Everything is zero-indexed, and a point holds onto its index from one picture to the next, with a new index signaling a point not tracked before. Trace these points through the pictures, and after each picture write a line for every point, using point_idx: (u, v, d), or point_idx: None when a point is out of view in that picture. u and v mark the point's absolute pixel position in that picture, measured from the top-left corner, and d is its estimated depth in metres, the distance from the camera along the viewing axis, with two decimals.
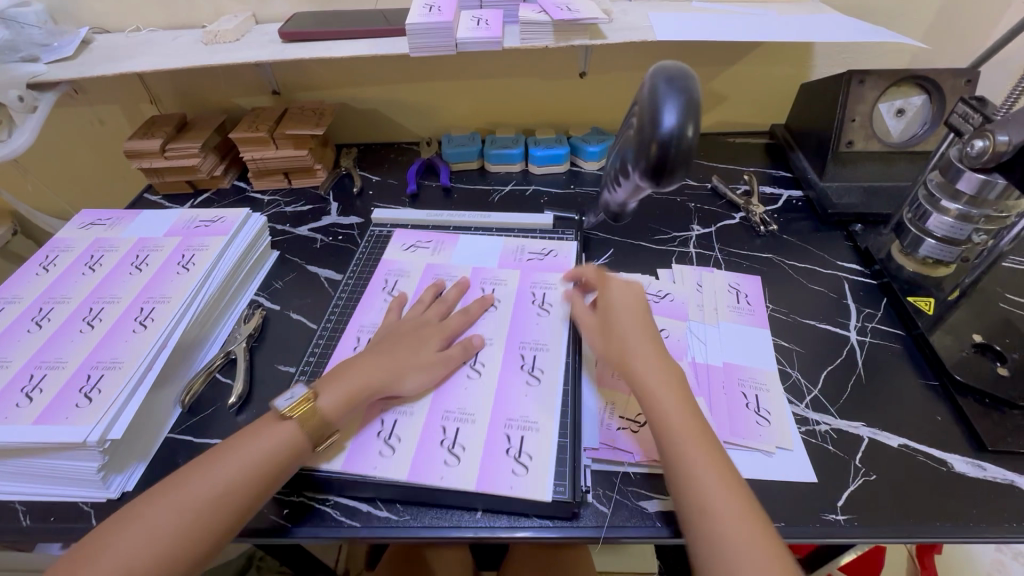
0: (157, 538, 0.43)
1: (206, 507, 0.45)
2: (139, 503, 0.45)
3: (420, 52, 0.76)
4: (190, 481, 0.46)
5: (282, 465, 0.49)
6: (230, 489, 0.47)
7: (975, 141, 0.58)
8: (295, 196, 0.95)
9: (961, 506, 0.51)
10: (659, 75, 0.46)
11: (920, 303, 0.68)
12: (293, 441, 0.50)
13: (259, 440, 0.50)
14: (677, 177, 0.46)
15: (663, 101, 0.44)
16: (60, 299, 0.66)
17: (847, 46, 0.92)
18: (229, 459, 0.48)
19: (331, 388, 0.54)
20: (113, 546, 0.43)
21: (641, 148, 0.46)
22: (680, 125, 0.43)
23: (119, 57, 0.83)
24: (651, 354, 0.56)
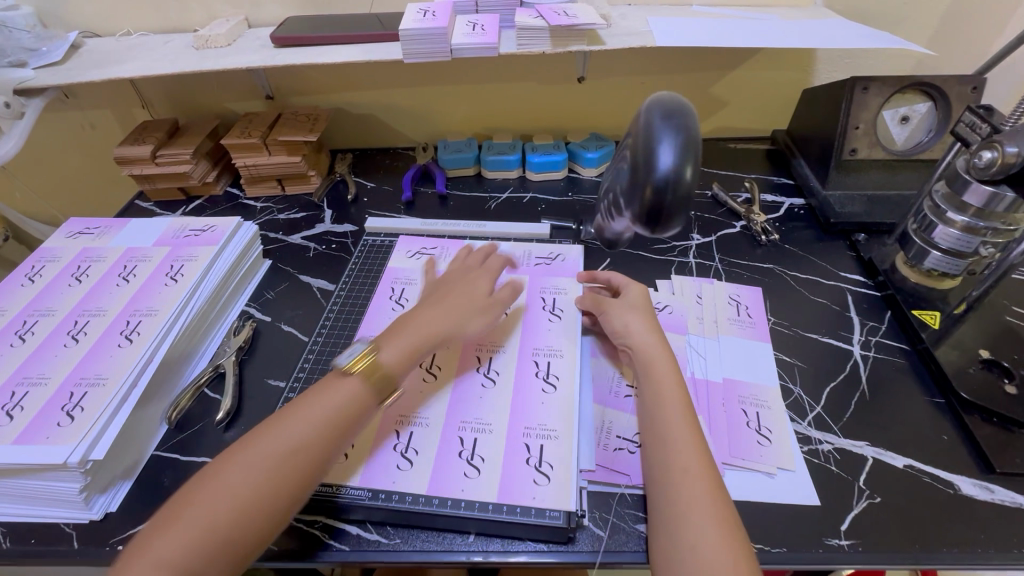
0: (241, 493, 0.43)
1: (287, 457, 0.46)
2: (220, 462, 0.45)
3: (415, 58, 0.74)
4: (267, 435, 0.47)
5: (353, 418, 0.50)
6: (308, 440, 0.47)
7: (983, 153, 0.57)
8: (289, 203, 0.94)
9: (968, 530, 0.49)
10: (656, 108, 0.44)
11: (925, 316, 0.66)
12: (359, 393, 0.51)
13: (325, 394, 0.50)
14: (676, 217, 0.45)
15: (659, 140, 0.43)
16: (45, 312, 0.64)
17: (850, 51, 0.90)
18: (299, 414, 0.48)
19: (390, 344, 0.55)
20: (200, 498, 0.43)
21: (637, 190, 0.45)
22: (677, 167, 0.42)
23: (108, 62, 0.81)
24: (666, 364, 0.56)
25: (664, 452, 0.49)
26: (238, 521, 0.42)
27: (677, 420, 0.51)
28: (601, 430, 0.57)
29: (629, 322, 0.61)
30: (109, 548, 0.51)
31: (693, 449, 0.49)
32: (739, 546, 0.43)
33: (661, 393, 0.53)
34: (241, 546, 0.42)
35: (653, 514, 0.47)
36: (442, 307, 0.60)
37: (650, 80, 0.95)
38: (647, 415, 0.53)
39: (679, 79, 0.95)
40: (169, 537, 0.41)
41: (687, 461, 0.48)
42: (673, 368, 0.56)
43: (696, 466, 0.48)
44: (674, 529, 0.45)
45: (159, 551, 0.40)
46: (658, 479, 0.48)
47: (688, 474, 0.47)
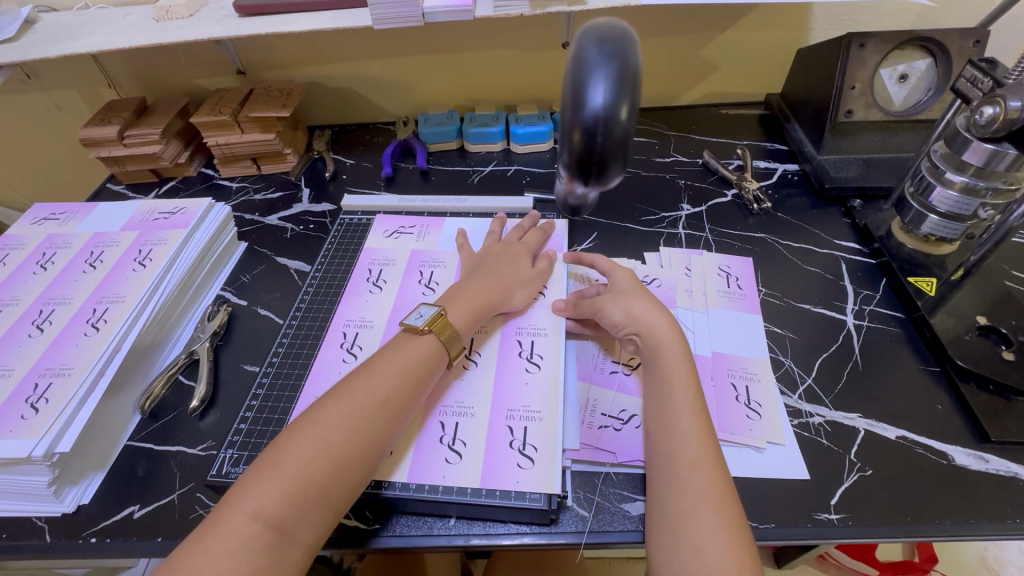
0: (339, 445, 0.44)
1: (372, 410, 0.47)
2: (313, 413, 0.46)
3: (384, 24, 0.70)
4: (351, 390, 0.47)
5: (427, 373, 0.51)
6: (391, 395, 0.48)
7: (984, 109, 0.54)
8: (265, 182, 0.91)
9: (960, 502, 0.48)
10: (588, 31, 0.35)
11: (921, 283, 0.64)
12: (434, 351, 0.52)
13: (401, 354, 0.51)
14: (614, 166, 0.37)
15: (590, 69, 0.34)
16: (9, 302, 0.62)
17: (847, 7, 0.86)
18: (379, 371, 0.49)
19: (455, 304, 0.57)
20: (293, 447, 0.43)
21: (565, 136, 0.37)
22: (610, 105, 0.34)
23: (63, 37, 0.77)
24: (676, 350, 0.53)
25: (669, 445, 0.47)
26: (333, 472, 0.43)
27: (686, 410, 0.48)
28: (586, 408, 0.55)
29: (631, 310, 0.56)
30: (83, 541, 0.50)
31: (700, 443, 0.46)
32: (744, 545, 0.41)
33: (670, 380, 0.51)
34: (335, 495, 0.43)
35: (653, 508, 0.45)
36: (490, 270, 0.61)
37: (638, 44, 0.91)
38: (654, 405, 0.50)
39: (668, 41, 0.90)
40: (266, 486, 0.41)
41: (695, 455, 0.45)
42: (684, 355, 0.53)
43: (703, 461, 0.45)
44: (676, 525, 0.43)
45: (255, 500, 0.41)
46: (661, 473, 0.46)
47: (696, 468, 0.45)
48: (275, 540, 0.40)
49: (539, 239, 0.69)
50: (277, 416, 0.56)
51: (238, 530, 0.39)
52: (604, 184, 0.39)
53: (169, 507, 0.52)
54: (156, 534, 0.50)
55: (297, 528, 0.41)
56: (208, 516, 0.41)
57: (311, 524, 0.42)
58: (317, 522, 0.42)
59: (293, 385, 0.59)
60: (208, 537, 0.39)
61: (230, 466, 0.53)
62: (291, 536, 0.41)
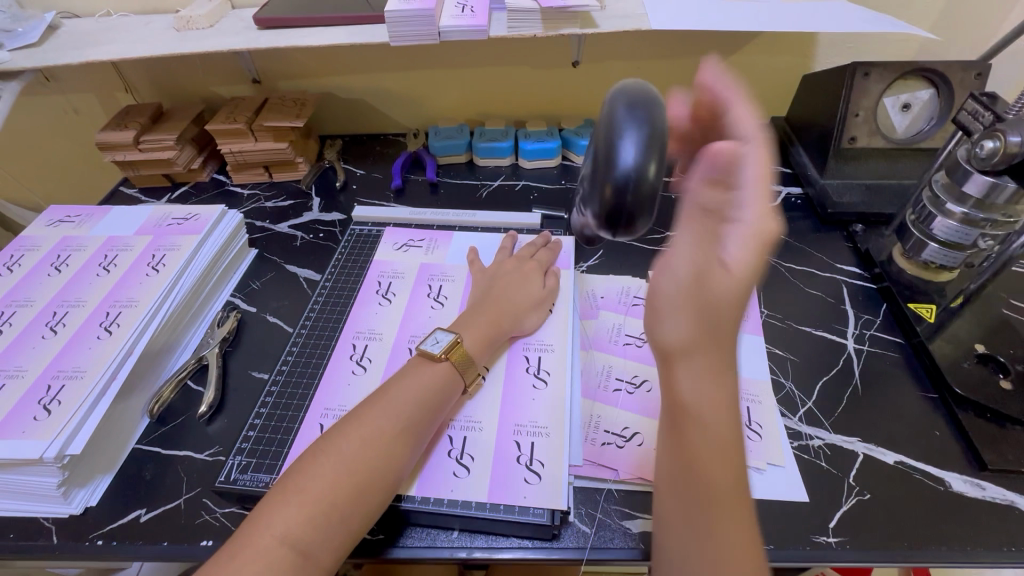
0: (361, 472, 0.45)
1: (393, 437, 0.48)
2: (334, 438, 0.47)
3: (401, 41, 0.72)
4: (372, 415, 0.48)
5: (443, 399, 0.52)
6: (410, 421, 0.49)
7: (985, 142, 0.56)
8: (276, 190, 0.92)
9: (956, 528, 0.49)
10: (620, 96, 0.41)
11: (921, 310, 0.65)
12: (449, 376, 0.53)
13: (417, 378, 0.52)
14: (642, 218, 0.42)
15: (622, 130, 0.40)
16: (23, 303, 0.63)
17: (851, 35, 0.88)
18: (398, 396, 0.50)
19: (469, 329, 0.58)
20: (317, 473, 0.44)
21: (597, 189, 0.41)
22: (641, 163, 0.39)
23: (85, 44, 0.78)
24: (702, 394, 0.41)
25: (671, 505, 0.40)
26: (355, 497, 0.44)
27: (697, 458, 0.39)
28: (589, 425, 0.56)
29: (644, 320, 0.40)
30: (90, 543, 0.50)
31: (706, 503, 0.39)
32: None
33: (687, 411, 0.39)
34: (357, 519, 0.44)
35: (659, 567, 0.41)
36: (501, 290, 0.63)
37: (646, 65, 0.92)
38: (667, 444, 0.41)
39: (676, 63, 0.92)
40: (291, 509, 0.42)
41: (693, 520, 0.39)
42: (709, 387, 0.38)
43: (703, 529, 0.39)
44: None
45: (282, 522, 0.42)
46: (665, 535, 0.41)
47: (711, 510, 0.38)
48: (299, 564, 0.41)
49: (550, 257, 0.70)
50: (286, 424, 0.57)
51: (266, 551, 0.40)
52: (632, 233, 0.43)
53: (175, 512, 0.52)
54: (162, 538, 0.50)
55: (320, 551, 0.42)
56: (233, 540, 0.41)
57: (332, 548, 0.43)
58: (339, 547, 0.43)
59: (302, 392, 0.59)
60: (236, 558, 0.40)
61: (238, 473, 0.53)
62: (315, 559, 0.42)
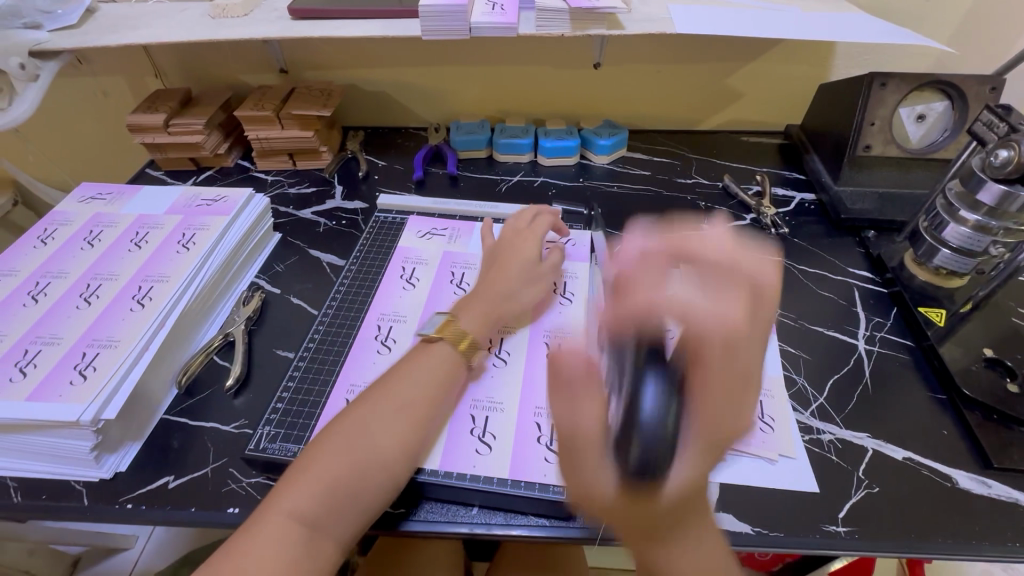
0: (363, 449, 0.47)
1: (391, 418, 0.50)
2: (336, 421, 0.50)
3: (432, 35, 0.74)
4: (374, 399, 0.51)
5: (444, 381, 0.54)
6: (409, 402, 0.51)
7: (999, 151, 0.59)
8: (299, 177, 0.94)
9: (962, 522, 0.50)
10: None
11: (931, 314, 0.67)
12: (447, 360, 0.55)
13: (416, 364, 0.54)
14: None
15: None
16: (58, 274, 0.65)
17: (868, 47, 0.90)
18: (399, 380, 0.53)
19: (466, 311, 0.60)
20: (321, 453, 0.47)
21: None
22: None
23: (123, 28, 0.80)
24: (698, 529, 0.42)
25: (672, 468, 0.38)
26: (362, 476, 0.46)
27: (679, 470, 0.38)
28: None
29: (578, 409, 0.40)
30: (120, 506, 0.52)
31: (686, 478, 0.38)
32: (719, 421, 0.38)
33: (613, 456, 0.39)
34: (364, 494, 0.46)
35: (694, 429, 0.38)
36: (499, 271, 0.64)
37: (665, 69, 0.94)
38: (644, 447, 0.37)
39: (695, 68, 0.94)
40: (298, 485, 0.45)
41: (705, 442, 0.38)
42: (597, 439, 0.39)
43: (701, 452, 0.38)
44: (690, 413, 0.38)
45: (289, 498, 0.44)
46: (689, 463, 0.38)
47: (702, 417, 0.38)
48: (308, 536, 0.43)
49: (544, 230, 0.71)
50: (313, 398, 0.58)
51: (276, 526, 0.43)
52: None
53: (203, 480, 0.54)
54: (191, 504, 0.52)
55: (328, 525, 0.45)
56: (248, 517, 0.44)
57: (340, 522, 0.45)
58: (348, 522, 0.45)
59: (328, 369, 0.61)
60: (249, 533, 0.43)
61: (267, 442, 0.54)
62: (323, 531, 0.44)
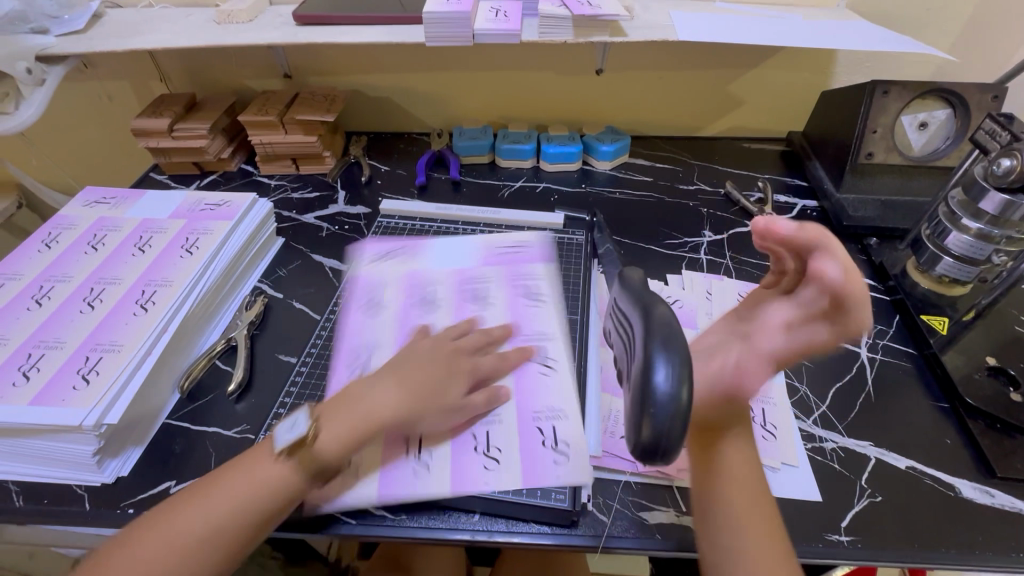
0: (158, 574, 0.42)
1: (206, 539, 0.44)
2: (132, 538, 0.44)
3: (436, 42, 0.74)
4: (186, 513, 0.44)
5: (280, 504, 0.47)
6: (231, 519, 0.45)
7: (1002, 160, 0.59)
8: (303, 182, 0.94)
9: (965, 532, 0.50)
10: (655, 333, 0.43)
11: (934, 322, 0.67)
12: (284, 479, 0.47)
13: (249, 476, 0.47)
14: (674, 453, 0.41)
15: (653, 358, 0.42)
16: (61, 278, 0.65)
17: (870, 55, 0.90)
18: (224, 491, 0.46)
19: (336, 420, 0.50)
20: (120, 570, 0.42)
21: (632, 399, 0.42)
22: (674, 390, 0.40)
23: (129, 33, 0.81)
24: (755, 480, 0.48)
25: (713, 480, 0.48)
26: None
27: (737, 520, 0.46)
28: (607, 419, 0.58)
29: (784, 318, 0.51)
30: (122, 511, 0.52)
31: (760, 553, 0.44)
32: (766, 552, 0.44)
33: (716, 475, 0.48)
34: None
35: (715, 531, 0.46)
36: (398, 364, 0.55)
37: (668, 76, 0.95)
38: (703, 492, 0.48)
39: (698, 75, 0.94)
40: None
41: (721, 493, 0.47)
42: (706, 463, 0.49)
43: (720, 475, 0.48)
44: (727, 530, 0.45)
45: None
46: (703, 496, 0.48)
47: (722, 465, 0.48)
48: None
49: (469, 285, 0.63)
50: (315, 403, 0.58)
51: None
52: (666, 460, 0.42)
53: None
54: None
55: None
56: None
57: None
58: None
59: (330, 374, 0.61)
60: None
61: None
62: None
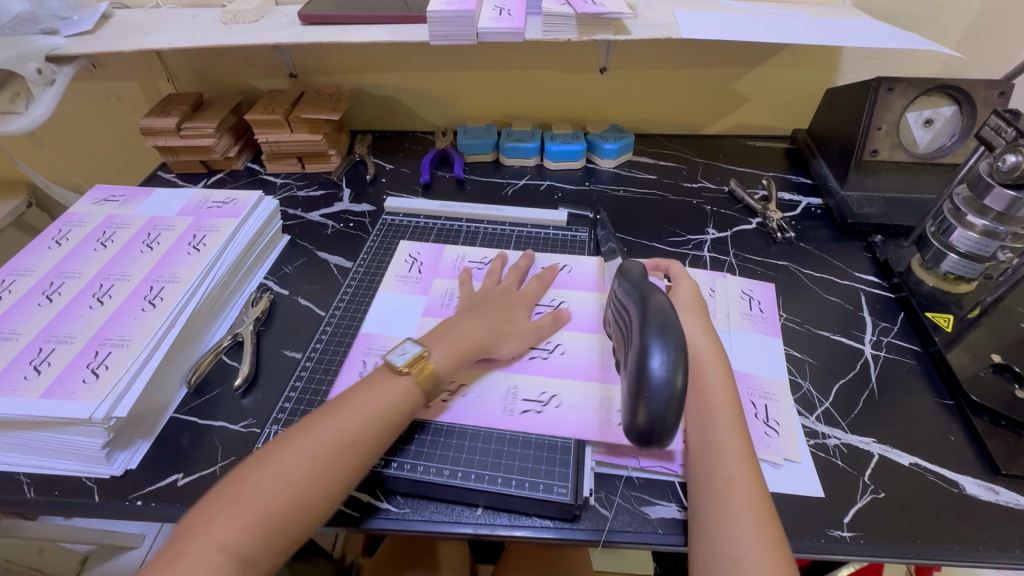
0: (300, 481, 0.45)
1: (336, 451, 0.47)
2: (274, 447, 0.47)
3: (440, 40, 0.74)
4: (313, 430, 0.48)
5: (397, 418, 0.52)
6: (360, 430, 0.49)
7: (1007, 156, 0.59)
8: (308, 180, 0.95)
9: (968, 528, 0.50)
10: (650, 320, 0.44)
11: (939, 319, 0.66)
12: (402, 392, 0.53)
13: (372, 392, 0.52)
14: (669, 435, 0.42)
15: (650, 343, 0.43)
16: (72, 274, 0.66)
17: (875, 52, 0.90)
18: (349, 407, 0.50)
19: (441, 344, 0.57)
20: (255, 485, 0.44)
21: (628, 383, 0.44)
22: (670, 373, 0.41)
23: (137, 33, 0.82)
24: (717, 369, 0.54)
25: (709, 461, 0.49)
26: (297, 509, 0.44)
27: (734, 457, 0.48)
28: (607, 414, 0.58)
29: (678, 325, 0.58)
30: (130, 503, 0.53)
31: (738, 458, 0.48)
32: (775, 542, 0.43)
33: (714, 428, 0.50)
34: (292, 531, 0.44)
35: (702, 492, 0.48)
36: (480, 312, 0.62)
37: (671, 74, 0.95)
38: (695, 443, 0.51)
39: (701, 73, 0.94)
40: (227, 519, 0.42)
41: (729, 471, 0.48)
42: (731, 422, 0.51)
43: (738, 474, 0.47)
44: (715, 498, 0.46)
45: (219, 530, 0.42)
46: (702, 472, 0.49)
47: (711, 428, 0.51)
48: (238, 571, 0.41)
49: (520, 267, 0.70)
50: (320, 399, 0.59)
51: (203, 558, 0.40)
52: (661, 444, 0.43)
53: (211, 478, 0.54)
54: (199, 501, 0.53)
55: (260, 561, 0.42)
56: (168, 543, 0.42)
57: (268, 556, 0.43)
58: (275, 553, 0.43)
59: (335, 370, 0.62)
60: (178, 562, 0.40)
61: None
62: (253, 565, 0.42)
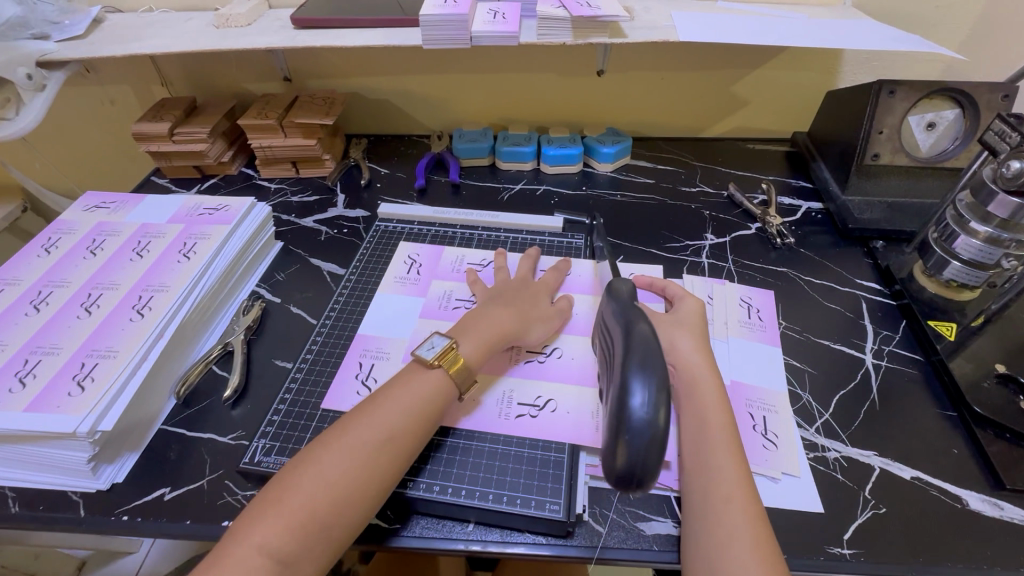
0: (342, 480, 0.44)
1: (373, 451, 0.46)
2: (317, 447, 0.47)
3: (433, 44, 0.73)
4: (351, 429, 0.47)
5: (432, 411, 0.51)
6: (395, 430, 0.48)
7: (1011, 162, 0.57)
8: (302, 185, 0.94)
9: (972, 545, 0.49)
10: (631, 354, 0.43)
11: (942, 328, 0.65)
12: (432, 388, 0.52)
13: (402, 389, 0.51)
14: (651, 479, 0.41)
15: (631, 379, 0.42)
16: (60, 283, 0.65)
17: (877, 53, 0.88)
18: (384, 406, 0.49)
19: (466, 337, 0.57)
20: (297, 484, 0.44)
21: (608, 421, 0.43)
22: (650, 412, 0.40)
23: (128, 38, 0.81)
24: (713, 389, 0.53)
25: (705, 477, 0.48)
26: (336, 509, 0.43)
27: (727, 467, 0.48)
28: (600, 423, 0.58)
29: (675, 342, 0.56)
30: (116, 518, 0.52)
31: (735, 478, 0.47)
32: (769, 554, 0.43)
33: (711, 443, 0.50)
34: (337, 531, 0.43)
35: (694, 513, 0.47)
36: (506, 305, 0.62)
37: (670, 77, 0.93)
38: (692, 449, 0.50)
39: (700, 75, 0.93)
40: (268, 521, 0.42)
41: (729, 489, 0.46)
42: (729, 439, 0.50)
43: (738, 495, 0.46)
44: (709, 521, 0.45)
45: (259, 533, 0.41)
46: (696, 489, 0.48)
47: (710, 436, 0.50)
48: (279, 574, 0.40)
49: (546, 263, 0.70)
50: (310, 410, 0.58)
51: (243, 561, 0.40)
52: (642, 488, 0.41)
53: (198, 492, 0.53)
54: (185, 516, 0.52)
55: (302, 562, 0.41)
56: (212, 549, 0.41)
57: (312, 558, 0.42)
58: (318, 556, 0.42)
59: (325, 381, 0.61)
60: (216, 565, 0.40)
61: (262, 455, 0.54)
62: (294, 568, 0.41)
